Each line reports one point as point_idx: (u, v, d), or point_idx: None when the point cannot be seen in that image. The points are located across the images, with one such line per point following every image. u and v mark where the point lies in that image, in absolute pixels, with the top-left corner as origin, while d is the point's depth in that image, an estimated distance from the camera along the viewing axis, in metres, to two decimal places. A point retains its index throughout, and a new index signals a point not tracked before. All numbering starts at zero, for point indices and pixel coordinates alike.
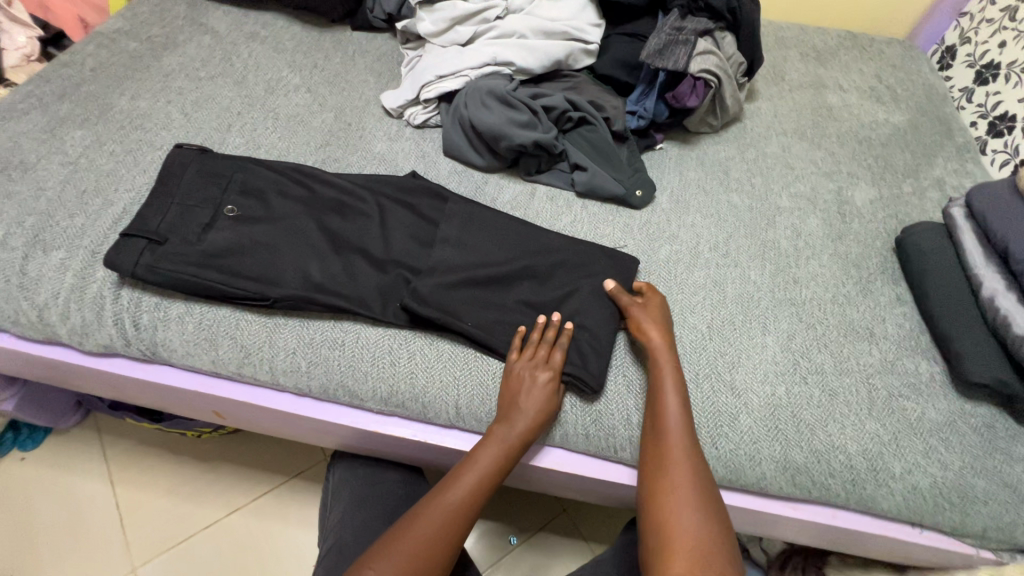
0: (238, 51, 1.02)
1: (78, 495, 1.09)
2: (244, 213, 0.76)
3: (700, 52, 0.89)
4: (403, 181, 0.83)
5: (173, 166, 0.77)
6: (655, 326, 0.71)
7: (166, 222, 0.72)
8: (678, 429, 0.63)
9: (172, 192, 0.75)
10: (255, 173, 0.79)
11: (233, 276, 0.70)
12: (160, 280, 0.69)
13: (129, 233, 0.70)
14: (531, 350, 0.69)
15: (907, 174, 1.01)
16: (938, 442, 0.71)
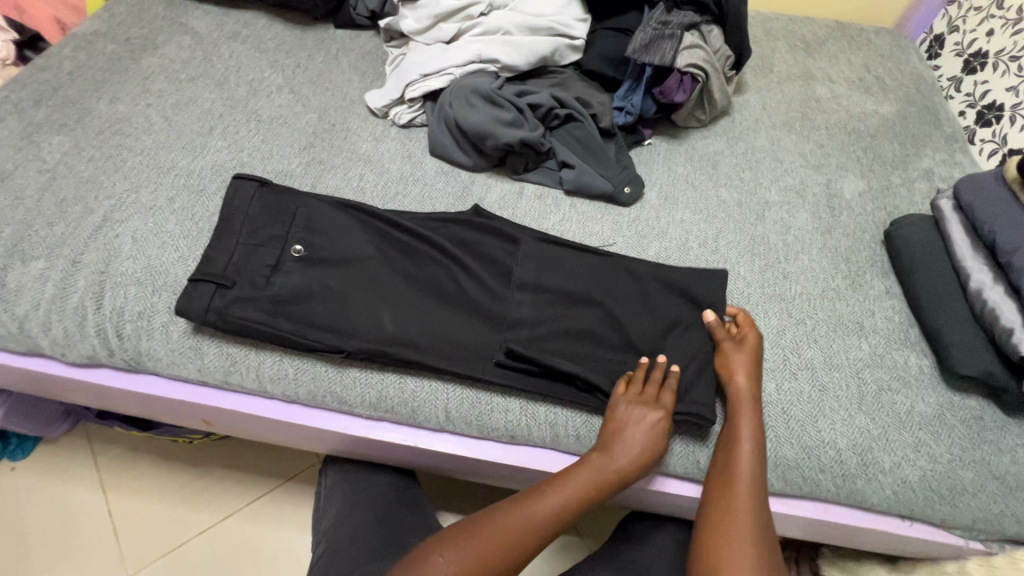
0: (219, 51, 1.01)
1: (71, 503, 1.08)
2: (311, 252, 0.73)
3: (686, 47, 0.89)
4: (434, 214, 0.80)
5: (236, 202, 0.75)
6: (745, 371, 0.69)
7: (233, 263, 0.70)
8: (752, 480, 0.62)
9: (236, 230, 0.73)
10: (323, 210, 0.77)
11: (304, 324, 0.68)
12: (230, 327, 0.67)
13: (198, 278, 0.68)
14: (639, 388, 0.68)
15: (896, 165, 1.01)
16: (928, 435, 0.71)
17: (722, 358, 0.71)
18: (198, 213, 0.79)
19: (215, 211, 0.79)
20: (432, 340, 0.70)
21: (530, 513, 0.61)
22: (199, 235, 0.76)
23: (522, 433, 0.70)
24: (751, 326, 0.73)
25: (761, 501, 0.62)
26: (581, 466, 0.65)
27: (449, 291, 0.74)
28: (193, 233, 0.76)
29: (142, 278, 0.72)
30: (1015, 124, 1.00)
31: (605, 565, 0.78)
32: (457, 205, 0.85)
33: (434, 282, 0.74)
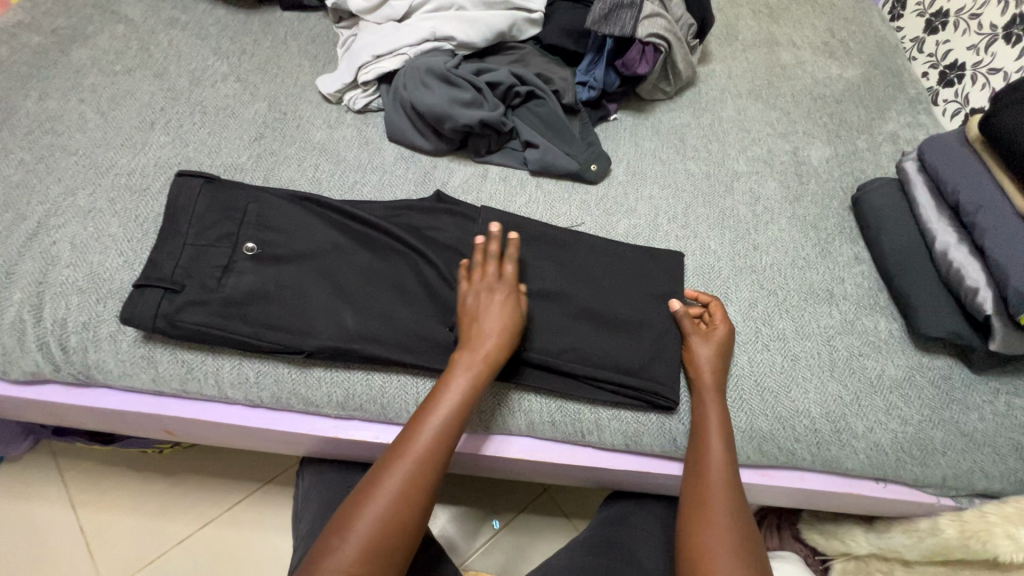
0: (156, 40, 0.94)
1: (39, 523, 1.04)
2: (265, 250, 0.70)
3: (647, 16, 0.86)
4: (392, 207, 0.77)
5: (181, 199, 0.71)
6: (710, 361, 0.68)
7: (181, 266, 0.66)
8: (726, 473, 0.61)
9: (182, 230, 0.69)
10: (274, 204, 0.73)
11: (262, 326, 0.65)
12: (182, 333, 0.64)
13: (144, 283, 0.64)
14: (479, 274, 0.67)
15: (861, 130, 1.01)
16: (898, 398, 0.71)
17: (688, 351, 0.70)
18: (142, 214, 0.74)
19: (160, 211, 0.75)
20: (395, 334, 0.67)
21: (421, 435, 0.57)
22: (144, 237, 0.72)
23: (497, 423, 0.68)
24: (719, 314, 0.72)
25: (736, 494, 0.61)
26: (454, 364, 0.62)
27: (407, 282, 0.71)
28: (138, 236, 0.72)
29: (84, 286, 0.68)
30: (977, 83, 1.00)
31: (590, 547, 0.78)
32: (419, 192, 0.82)
33: (392, 274, 0.72)
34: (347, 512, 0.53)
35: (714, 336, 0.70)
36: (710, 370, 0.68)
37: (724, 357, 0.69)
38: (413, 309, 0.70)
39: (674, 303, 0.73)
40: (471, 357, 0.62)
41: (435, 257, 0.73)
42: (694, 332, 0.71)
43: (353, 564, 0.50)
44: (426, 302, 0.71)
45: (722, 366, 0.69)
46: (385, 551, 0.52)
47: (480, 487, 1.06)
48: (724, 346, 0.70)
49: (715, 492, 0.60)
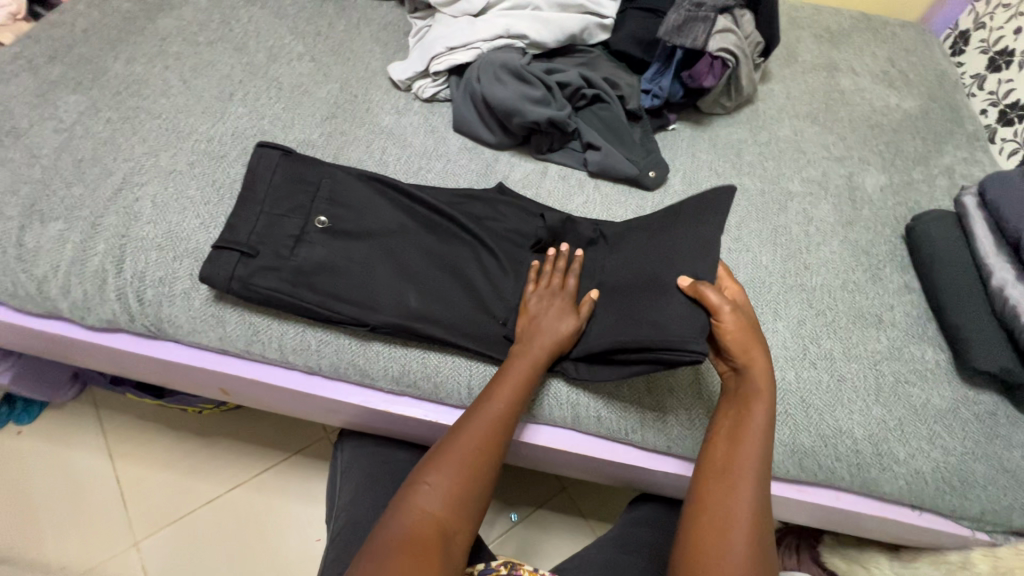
0: (237, 16, 0.98)
1: (77, 469, 1.07)
2: (335, 224, 0.72)
3: (719, 31, 0.87)
4: (455, 194, 0.79)
5: (260, 169, 0.73)
6: (740, 335, 0.62)
7: (256, 233, 0.69)
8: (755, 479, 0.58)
9: (259, 198, 0.72)
10: (346, 181, 0.76)
11: (330, 297, 0.68)
12: (253, 296, 0.67)
13: (221, 245, 0.67)
14: (546, 281, 0.71)
15: (917, 161, 1.01)
16: (942, 427, 0.72)
17: (728, 322, 0.62)
18: (218, 179, 0.77)
19: (236, 178, 0.78)
20: (454, 314, 0.70)
21: (488, 415, 0.60)
22: (220, 202, 0.75)
23: (544, 413, 0.70)
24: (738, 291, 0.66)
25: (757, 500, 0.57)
26: (517, 356, 0.65)
27: (465, 266, 0.74)
28: (215, 200, 0.75)
29: (163, 243, 0.71)
30: None
31: (617, 544, 0.79)
32: (481, 182, 0.84)
33: (453, 258, 0.74)
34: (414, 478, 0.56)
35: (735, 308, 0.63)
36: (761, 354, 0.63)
37: (755, 337, 0.63)
38: (470, 292, 0.72)
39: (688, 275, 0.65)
40: (530, 356, 0.64)
41: (492, 244, 0.75)
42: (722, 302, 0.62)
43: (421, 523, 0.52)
44: (484, 288, 0.73)
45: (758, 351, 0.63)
46: (441, 520, 0.54)
47: (502, 480, 1.08)
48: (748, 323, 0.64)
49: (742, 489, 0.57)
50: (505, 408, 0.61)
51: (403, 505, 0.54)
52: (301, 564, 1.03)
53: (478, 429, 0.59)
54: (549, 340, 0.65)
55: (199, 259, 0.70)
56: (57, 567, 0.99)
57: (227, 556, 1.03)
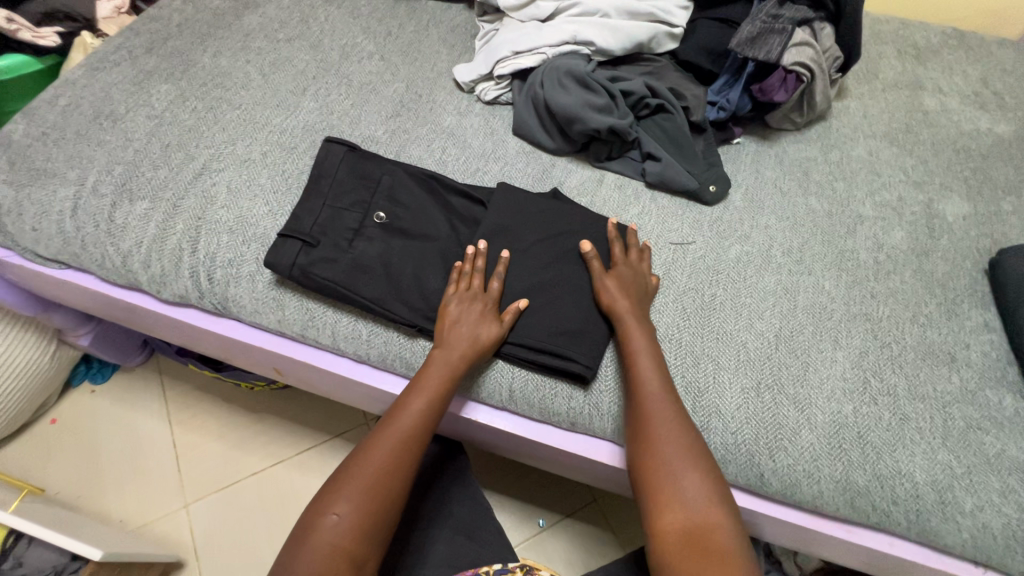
0: (316, 14, 1.02)
1: (140, 430, 1.15)
2: (392, 221, 0.75)
3: (796, 44, 0.84)
4: (502, 186, 0.78)
5: (327, 163, 0.77)
6: (622, 301, 0.69)
7: (319, 224, 0.73)
8: (664, 399, 0.63)
9: (325, 191, 0.75)
10: (404, 180, 0.78)
11: (381, 291, 0.70)
12: (312, 284, 0.70)
13: (287, 234, 0.71)
14: (466, 283, 0.70)
15: (1008, 191, 0.93)
16: (1017, 482, 0.66)
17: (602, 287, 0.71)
18: (288, 169, 0.81)
19: (303, 170, 0.81)
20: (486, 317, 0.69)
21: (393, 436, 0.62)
22: (287, 191, 0.79)
23: (584, 423, 0.70)
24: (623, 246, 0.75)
25: (672, 411, 0.63)
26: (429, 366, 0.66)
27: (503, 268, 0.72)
28: (283, 189, 0.79)
29: (234, 227, 0.75)
30: None
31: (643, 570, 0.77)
32: (536, 186, 0.85)
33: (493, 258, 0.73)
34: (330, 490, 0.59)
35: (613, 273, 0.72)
36: (621, 294, 0.70)
37: (636, 292, 0.71)
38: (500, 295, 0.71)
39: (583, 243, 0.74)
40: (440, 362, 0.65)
41: (533, 254, 0.74)
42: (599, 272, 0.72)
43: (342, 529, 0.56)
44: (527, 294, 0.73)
45: (636, 292, 0.71)
46: (357, 552, 0.56)
47: (532, 483, 1.09)
48: (633, 283, 0.72)
49: (657, 407, 0.63)
50: (417, 420, 0.63)
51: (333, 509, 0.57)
52: None
53: (381, 447, 0.61)
54: (470, 342, 0.66)
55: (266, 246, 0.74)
56: (115, 518, 1.06)
57: (267, 527, 1.07)
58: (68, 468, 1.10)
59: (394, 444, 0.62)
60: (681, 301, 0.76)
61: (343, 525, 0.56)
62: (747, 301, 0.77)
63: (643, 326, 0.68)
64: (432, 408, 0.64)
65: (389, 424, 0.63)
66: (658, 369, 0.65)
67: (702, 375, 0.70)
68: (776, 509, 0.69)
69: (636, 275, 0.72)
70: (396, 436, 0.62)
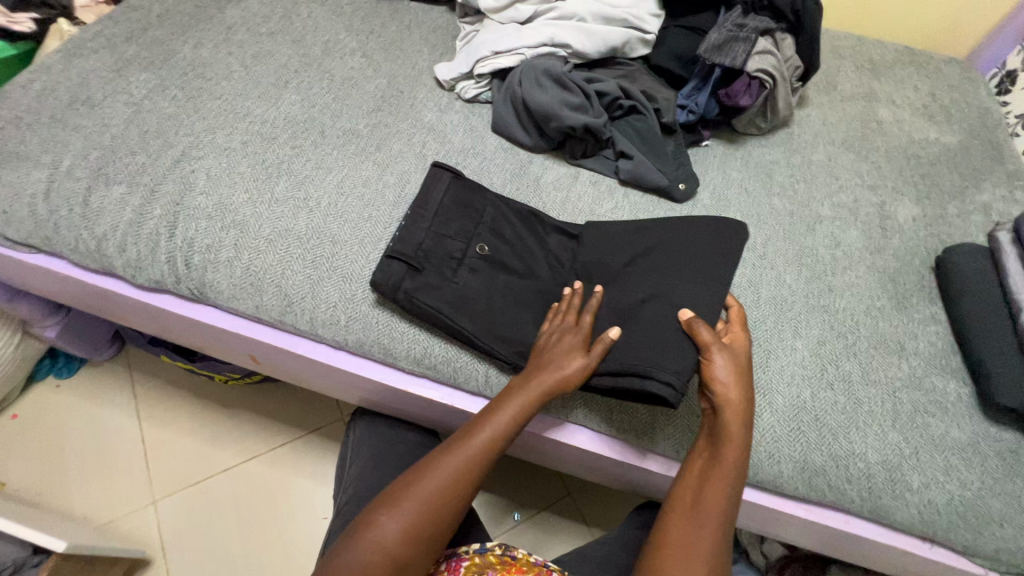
0: (298, 10, 1.04)
1: (107, 425, 1.13)
2: (494, 253, 0.75)
3: (759, 52, 0.89)
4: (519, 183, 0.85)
5: (434, 188, 0.78)
6: (732, 385, 0.63)
7: (422, 248, 0.73)
8: (716, 520, 0.60)
9: (429, 215, 0.76)
10: (506, 214, 0.79)
11: (476, 324, 0.70)
12: (414, 311, 0.70)
13: (391, 256, 0.71)
14: (561, 315, 0.69)
15: (953, 196, 1.00)
16: (959, 461, 0.71)
17: (715, 362, 0.64)
18: (268, 159, 0.82)
19: (284, 159, 0.82)
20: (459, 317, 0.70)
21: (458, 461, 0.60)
22: (267, 179, 0.79)
23: (557, 408, 0.72)
24: (740, 336, 0.68)
25: (721, 533, 0.60)
26: (515, 390, 0.63)
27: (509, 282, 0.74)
28: (262, 177, 0.79)
29: (212, 213, 0.75)
30: None
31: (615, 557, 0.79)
32: (513, 181, 0.87)
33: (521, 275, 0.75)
34: (388, 501, 0.58)
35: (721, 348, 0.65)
36: (739, 402, 0.63)
37: (748, 385, 0.65)
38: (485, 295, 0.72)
39: (682, 312, 0.68)
40: (525, 392, 0.62)
41: (620, 281, 0.74)
42: (711, 340, 0.65)
43: (393, 542, 0.56)
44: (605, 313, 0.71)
45: (746, 387, 0.64)
46: (403, 561, 0.56)
47: (509, 477, 1.10)
48: (745, 372, 0.66)
49: (707, 524, 0.60)
50: (486, 445, 0.61)
51: (393, 516, 0.57)
52: (306, 539, 1.05)
53: (451, 465, 0.60)
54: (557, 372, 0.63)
55: (367, 272, 0.73)
56: (80, 515, 1.03)
57: (239, 523, 1.06)
58: (30, 464, 1.07)
59: (456, 468, 0.60)
60: None
61: (393, 540, 0.56)
62: None
63: (743, 438, 0.63)
64: (505, 438, 0.62)
65: (462, 443, 0.61)
66: (733, 487, 0.61)
67: None
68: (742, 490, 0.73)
69: (742, 355, 0.66)
70: (466, 457, 0.60)
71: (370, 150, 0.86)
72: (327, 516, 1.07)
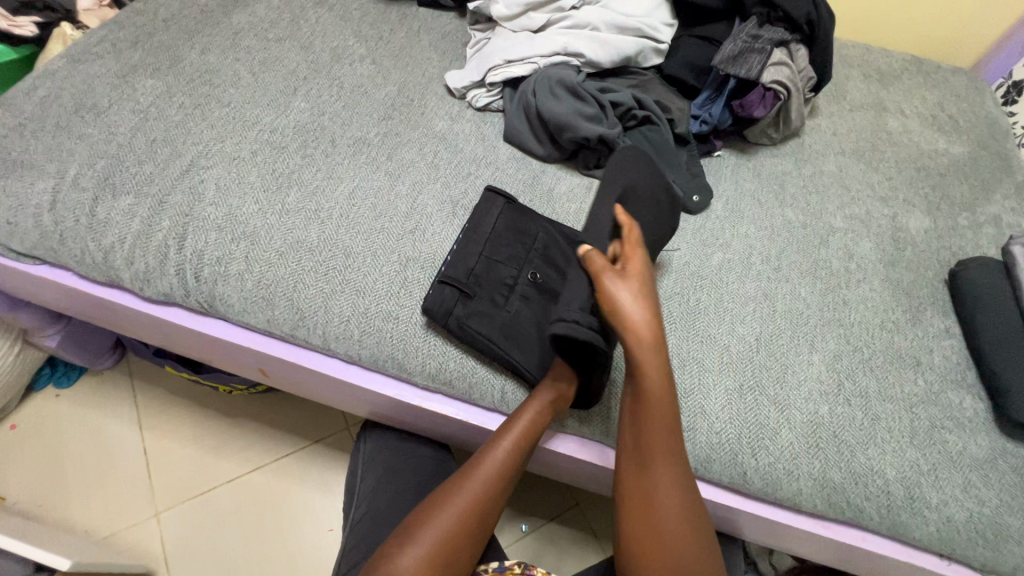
0: (306, 16, 1.02)
1: (109, 436, 1.11)
2: (545, 282, 0.75)
3: (774, 63, 0.88)
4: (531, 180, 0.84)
5: (487, 213, 0.78)
6: (627, 311, 0.61)
7: (474, 274, 0.73)
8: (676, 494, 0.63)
9: (481, 240, 0.76)
10: (559, 240, 0.78)
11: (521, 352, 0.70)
12: (463, 336, 0.70)
13: (446, 281, 0.71)
14: None
15: (964, 207, 1.00)
16: (977, 478, 0.70)
17: (609, 291, 0.62)
18: (278, 168, 0.80)
19: (294, 169, 0.81)
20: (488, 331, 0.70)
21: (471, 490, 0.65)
22: (278, 190, 0.78)
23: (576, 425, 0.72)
24: (636, 254, 0.65)
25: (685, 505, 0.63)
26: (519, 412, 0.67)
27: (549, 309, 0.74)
28: (273, 187, 0.78)
29: (222, 225, 0.74)
30: None
31: None
32: (527, 192, 0.86)
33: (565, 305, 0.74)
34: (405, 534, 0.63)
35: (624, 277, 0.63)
36: (639, 331, 0.61)
37: (648, 311, 0.62)
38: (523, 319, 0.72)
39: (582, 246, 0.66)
40: (533, 407, 0.66)
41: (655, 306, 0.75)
42: (608, 271, 0.63)
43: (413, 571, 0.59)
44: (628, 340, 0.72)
45: (649, 313, 0.62)
46: None
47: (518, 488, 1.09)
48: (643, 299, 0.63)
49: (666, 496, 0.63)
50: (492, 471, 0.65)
51: (410, 547, 0.61)
52: (313, 552, 1.04)
53: (464, 495, 0.64)
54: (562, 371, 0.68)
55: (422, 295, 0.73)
56: (81, 528, 1.01)
57: (244, 536, 1.04)
58: (30, 476, 1.05)
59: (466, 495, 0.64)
60: (668, 305, 0.78)
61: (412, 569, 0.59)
62: (730, 306, 0.80)
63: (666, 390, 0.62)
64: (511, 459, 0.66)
65: (473, 471, 0.66)
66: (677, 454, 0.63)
67: (689, 376, 0.73)
68: (760, 507, 0.72)
69: (643, 286, 0.63)
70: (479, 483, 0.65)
71: (381, 160, 0.85)
72: (333, 528, 1.06)
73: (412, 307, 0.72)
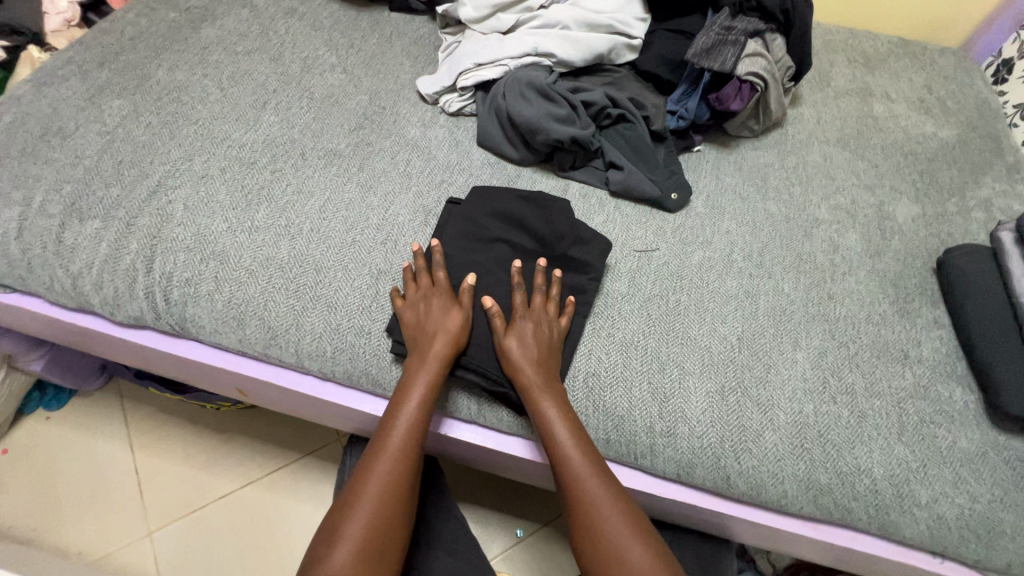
0: (275, 26, 1.01)
1: (99, 457, 1.11)
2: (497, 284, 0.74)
3: (749, 54, 0.87)
4: (483, 187, 0.82)
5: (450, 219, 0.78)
6: (518, 349, 0.67)
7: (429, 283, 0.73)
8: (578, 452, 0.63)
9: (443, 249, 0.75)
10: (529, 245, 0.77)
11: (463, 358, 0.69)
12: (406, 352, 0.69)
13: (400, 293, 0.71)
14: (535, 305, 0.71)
15: (952, 192, 0.98)
16: (968, 473, 0.69)
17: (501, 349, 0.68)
18: (248, 185, 0.79)
19: (263, 185, 0.80)
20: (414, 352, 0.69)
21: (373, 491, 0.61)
22: (247, 206, 0.77)
23: None
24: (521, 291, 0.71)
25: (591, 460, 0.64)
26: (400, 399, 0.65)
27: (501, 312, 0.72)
28: (242, 205, 0.77)
29: (191, 245, 0.73)
30: None
31: None
32: None
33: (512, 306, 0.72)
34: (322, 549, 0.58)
35: (513, 331, 0.68)
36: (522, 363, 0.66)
37: (539, 352, 0.67)
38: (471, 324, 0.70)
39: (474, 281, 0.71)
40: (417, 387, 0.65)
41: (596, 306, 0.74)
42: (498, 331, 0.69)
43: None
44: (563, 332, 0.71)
45: (538, 349, 0.67)
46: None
47: (511, 494, 1.09)
48: (538, 338, 0.68)
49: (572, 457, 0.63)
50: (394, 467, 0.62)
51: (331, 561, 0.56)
52: None
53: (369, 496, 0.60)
54: (444, 341, 0.66)
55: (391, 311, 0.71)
56: (74, 551, 1.02)
57: (236, 552, 1.04)
58: (22, 500, 1.05)
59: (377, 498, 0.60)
60: (647, 307, 0.77)
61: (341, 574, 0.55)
62: (712, 305, 0.78)
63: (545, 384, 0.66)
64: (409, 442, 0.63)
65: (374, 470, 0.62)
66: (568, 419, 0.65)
67: (668, 379, 0.71)
68: (748, 511, 0.71)
69: (539, 329, 0.69)
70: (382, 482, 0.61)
71: (353, 171, 0.84)
72: None
73: (384, 321, 0.71)
